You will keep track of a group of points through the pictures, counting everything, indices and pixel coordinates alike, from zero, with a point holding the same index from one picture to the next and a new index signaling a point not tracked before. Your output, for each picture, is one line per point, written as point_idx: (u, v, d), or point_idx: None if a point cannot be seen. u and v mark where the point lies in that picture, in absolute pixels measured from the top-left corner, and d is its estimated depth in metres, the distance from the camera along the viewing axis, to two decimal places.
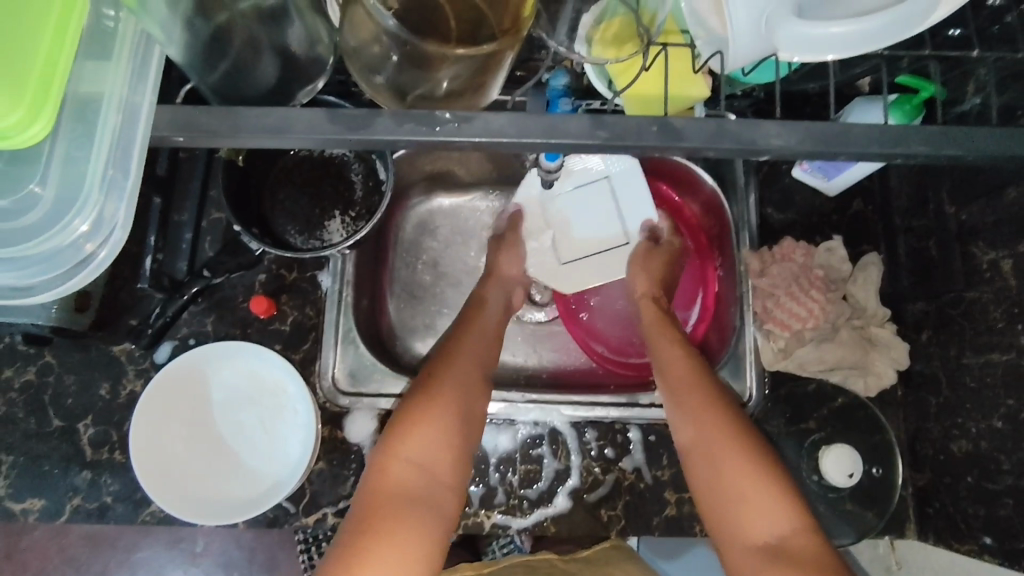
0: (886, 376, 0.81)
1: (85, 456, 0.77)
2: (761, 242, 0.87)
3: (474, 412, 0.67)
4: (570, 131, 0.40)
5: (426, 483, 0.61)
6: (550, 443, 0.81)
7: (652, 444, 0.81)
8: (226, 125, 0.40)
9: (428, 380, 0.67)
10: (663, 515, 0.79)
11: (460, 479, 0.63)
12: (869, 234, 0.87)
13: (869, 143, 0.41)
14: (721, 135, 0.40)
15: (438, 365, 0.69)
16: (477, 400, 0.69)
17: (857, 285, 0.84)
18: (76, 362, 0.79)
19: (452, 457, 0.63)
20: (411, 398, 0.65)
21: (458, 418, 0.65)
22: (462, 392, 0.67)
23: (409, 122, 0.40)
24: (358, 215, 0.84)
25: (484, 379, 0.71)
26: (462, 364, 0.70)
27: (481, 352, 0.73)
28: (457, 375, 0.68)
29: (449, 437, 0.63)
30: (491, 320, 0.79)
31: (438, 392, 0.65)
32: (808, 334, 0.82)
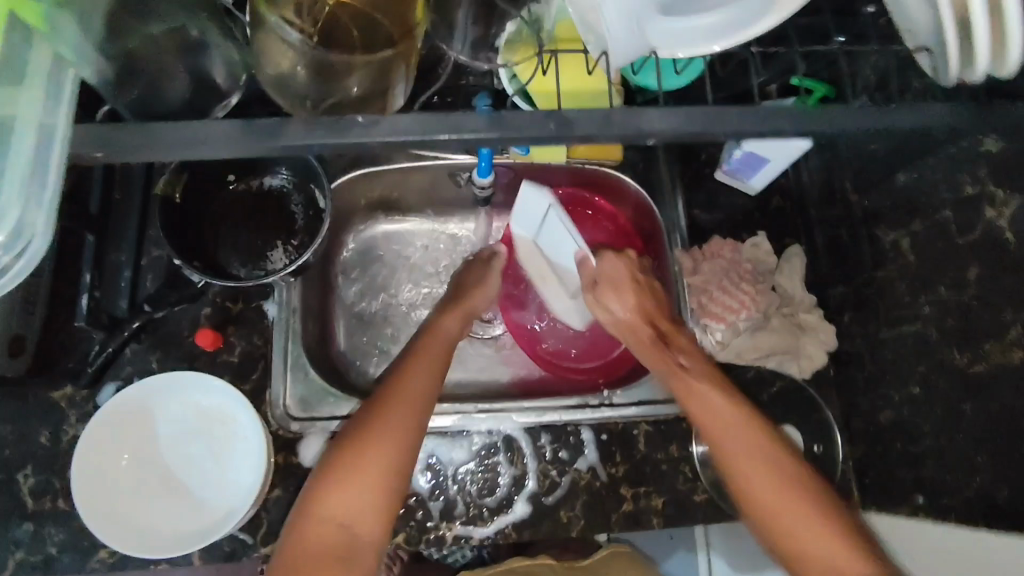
0: (818, 358, 0.86)
1: (26, 508, 0.75)
2: (693, 242, 0.93)
3: (407, 459, 0.67)
4: (469, 126, 0.45)
5: (340, 541, 0.63)
6: (505, 451, 0.82)
7: (604, 443, 0.83)
8: (149, 140, 0.45)
9: (354, 436, 0.66)
10: (622, 511, 0.81)
11: (387, 527, 0.65)
12: (789, 227, 0.93)
13: (739, 124, 0.46)
14: (611, 123, 0.45)
15: (372, 416, 0.67)
16: (408, 445, 0.67)
17: (783, 275, 0.89)
18: (14, 412, 0.77)
19: (373, 510, 0.64)
20: (338, 461, 0.65)
21: (377, 475, 0.65)
22: (387, 444, 0.66)
23: (320, 126, 0.45)
24: (300, 244, 0.86)
25: (421, 420, 0.69)
26: (395, 414, 0.68)
27: (426, 390, 0.71)
28: (386, 430, 0.67)
29: (368, 495, 0.64)
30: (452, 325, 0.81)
31: (359, 449, 0.65)
32: (742, 324, 0.87)
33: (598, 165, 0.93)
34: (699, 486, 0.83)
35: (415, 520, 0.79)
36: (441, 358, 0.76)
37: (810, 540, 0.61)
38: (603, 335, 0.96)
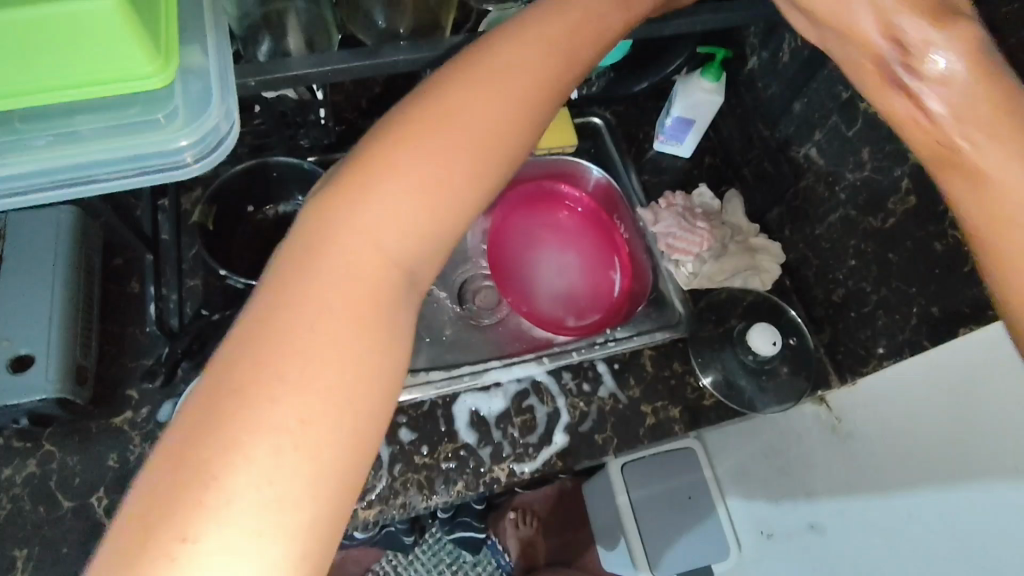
0: (773, 269, 1.03)
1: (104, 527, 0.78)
2: (647, 199, 1.12)
3: (433, 218, 0.43)
4: None
5: (290, 380, 0.36)
6: (535, 394, 0.92)
7: (618, 371, 0.95)
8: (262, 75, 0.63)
9: (306, 275, 0.40)
10: (647, 425, 0.92)
11: (367, 333, 0.39)
12: (723, 177, 1.13)
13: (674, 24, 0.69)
14: None
15: (372, 163, 0.43)
16: (436, 229, 0.44)
17: (729, 213, 1.07)
18: (78, 444, 0.82)
19: (333, 399, 0.37)
20: (319, 236, 0.41)
21: (358, 305, 0.40)
22: (373, 252, 0.41)
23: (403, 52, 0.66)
24: None
25: (443, 190, 0.44)
26: (372, 203, 0.42)
27: (434, 144, 0.44)
28: (386, 201, 0.42)
29: (321, 377, 0.37)
30: (528, 50, 0.49)
31: (277, 320, 0.38)
32: (707, 254, 1.03)
33: (561, 152, 1.10)
34: (705, 392, 0.96)
35: (470, 467, 0.87)
36: (514, 95, 0.48)
37: None
38: (591, 300, 1.10)
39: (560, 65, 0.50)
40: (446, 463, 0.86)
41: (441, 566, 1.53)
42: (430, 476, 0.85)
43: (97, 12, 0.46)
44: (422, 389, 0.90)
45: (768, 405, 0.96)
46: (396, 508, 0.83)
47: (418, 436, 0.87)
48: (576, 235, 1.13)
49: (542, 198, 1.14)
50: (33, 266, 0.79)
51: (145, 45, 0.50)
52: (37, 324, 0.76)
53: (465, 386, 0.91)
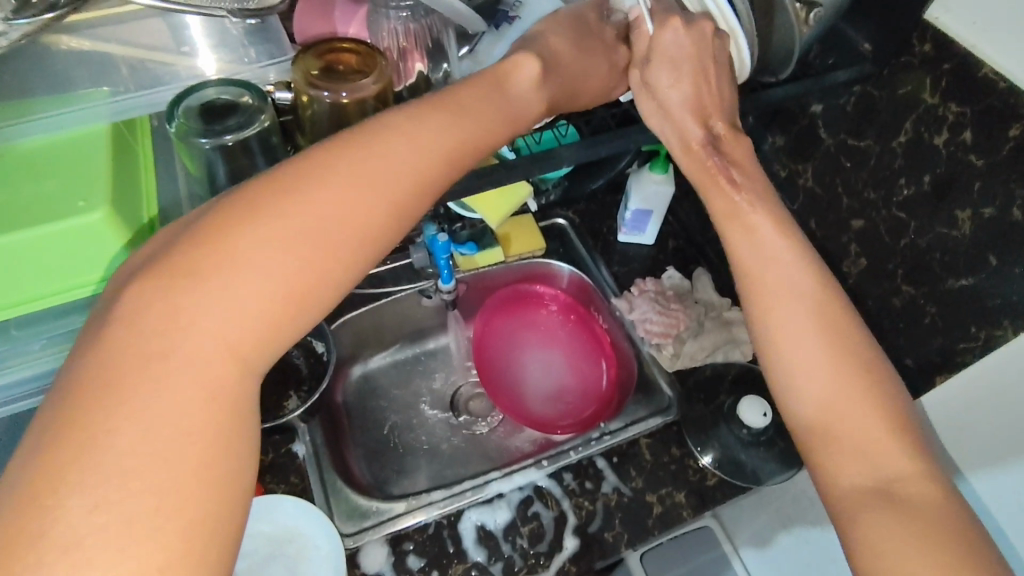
0: (751, 340, 1.06)
1: None
2: (620, 288, 1.16)
3: (268, 313, 0.44)
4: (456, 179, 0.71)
5: (106, 488, 0.36)
6: (539, 499, 0.92)
7: (617, 464, 0.96)
8: None
9: (143, 367, 0.40)
10: (655, 514, 0.91)
11: (196, 432, 0.40)
12: (688, 257, 1.19)
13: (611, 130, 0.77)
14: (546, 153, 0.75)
15: (205, 255, 0.44)
16: (284, 321, 0.45)
17: (699, 291, 1.13)
18: None
19: (162, 497, 0.38)
20: (145, 330, 0.41)
21: (203, 403, 0.41)
22: (218, 343, 0.42)
23: None
24: (309, 386, 1.00)
25: (296, 278, 0.45)
26: (210, 292, 0.43)
27: (288, 233, 0.45)
28: (218, 297, 0.43)
29: (151, 474, 0.38)
30: (395, 153, 0.51)
31: (104, 423, 0.38)
32: (685, 334, 1.07)
33: (531, 256, 1.16)
34: (707, 473, 0.96)
35: None
36: (376, 192, 0.49)
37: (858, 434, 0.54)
38: (579, 396, 1.12)
39: (429, 167, 0.52)
40: None
41: None
42: None
43: (89, 224, 0.58)
44: (425, 511, 0.89)
45: (772, 475, 0.96)
46: None
47: (426, 561, 0.86)
48: (556, 333, 1.18)
49: (518, 300, 1.19)
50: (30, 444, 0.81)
51: (129, 241, 0.62)
52: None
53: (469, 501, 0.91)
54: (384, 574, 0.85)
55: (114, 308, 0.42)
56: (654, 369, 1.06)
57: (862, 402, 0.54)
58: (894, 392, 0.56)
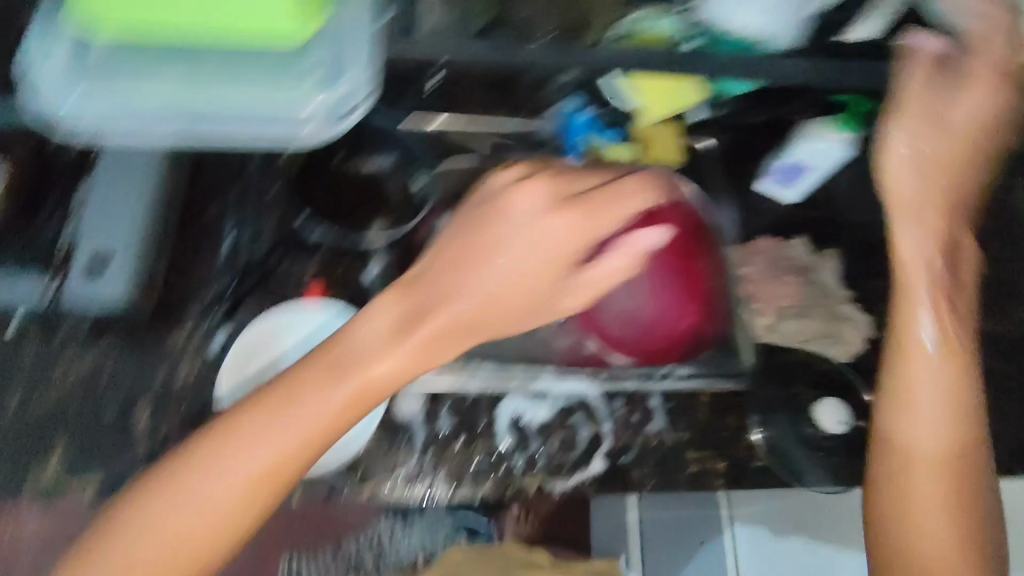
0: (857, 342, 0.97)
1: (141, 442, 0.79)
2: (740, 237, 1.05)
3: (290, 447, 0.72)
4: None
5: (201, 522, 0.71)
6: (582, 412, 0.89)
7: (671, 409, 0.91)
8: None
9: (220, 436, 0.72)
10: (688, 472, 0.88)
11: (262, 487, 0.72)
12: (825, 232, 1.06)
13: None
14: None
15: (291, 382, 0.74)
16: (295, 451, 0.72)
17: (823, 271, 1.01)
18: (131, 355, 0.83)
19: (217, 522, 0.71)
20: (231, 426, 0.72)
21: (266, 480, 0.72)
22: (253, 471, 0.71)
23: None
24: (399, 218, 0.95)
25: (319, 417, 0.72)
26: (271, 427, 0.72)
27: (309, 411, 0.73)
28: (291, 417, 0.72)
29: (212, 505, 0.71)
30: (519, 260, 0.80)
31: (207, 460, 0.71)
32: (789, 310, 0.98)
33: (661, 170, 1.06)
34: (755, 452, 0.91)
35: (502, 471, 0.84)
36: (432, 338, 0.78)
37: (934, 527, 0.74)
38: None
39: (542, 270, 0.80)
40: (478, 462, 0.84)
41: None
42: (460, 470, 0.84)
43: None
44: (469, 381, 0.88)
45: (818, 482, 0.90)
46: (419, 493, 0.82)
47: (456, 427, 0.85)
48: None
49: None
50: (128, 176, 0.84)
51: None
52: (122, 227, 0.81)
53: (515, 387, 0.88)
54: (414, 422, 0.85)
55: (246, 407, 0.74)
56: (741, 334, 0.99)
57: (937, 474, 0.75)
58: (976, 468, 0.76)
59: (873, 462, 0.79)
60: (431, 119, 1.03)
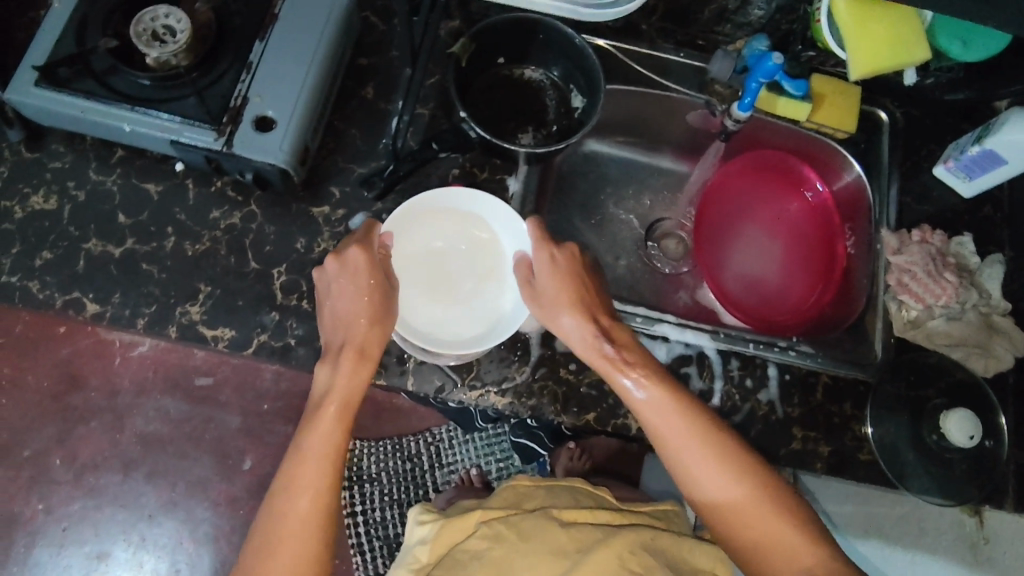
0: (1006, 359, 0.89)
1: (275, 300, 0.83)
2: (899, 223, 0.97)
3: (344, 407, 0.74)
4: None
5: None
6: (697, 365, 0.87)
7: (787, 382, 0.88)
8: None
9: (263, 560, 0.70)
10: (790, 448, 0.86)
11: (326, 495, 0.72)
12: (994, 236, 0.97)
13: None
14: None
15: (291, 469, 0.72)
16: (324, 500, 0.72)
17: (984, 277, 0.93)
18: (278, 217, 0.86)
19: None
20: (267, 536, 0.70)
21: (305, 544, 0.70)
22: (293, 530, 0.70)
23: None
24: (549, 135, 0.94)
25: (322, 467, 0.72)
26: (305, 496, 0.71)
27: (309, 473, 0.71)
28: (314, 472, 0.72)
29: None
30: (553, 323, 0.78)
31: (270, 538, 0.70)
32: (939, 309, 0.90)
33: (829, 133, 0.98)
34: (864, 446, 0.87)
35: (606, 404, 0.84)
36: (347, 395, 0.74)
37: None
38: (778, 300, 1.03)
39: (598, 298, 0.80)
40: (585, 389, 0.84)
41: (491, 459, 1.52)
42: (567, 394, 0.84)
43: None
44: None
45: (924, 490, 0.87)
46: (523, 406, 0.83)
47: (569, 351, 0.85)
48: (794, 231, 1.06)
49: (777, 179, 1.07)
50: (296, 46, 0.84)
51: None
52: (291, 94, 0.82)
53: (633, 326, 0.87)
54: (530, 336, 0.84)
55: (268, 513, 0.71)
56: (876, 324, 0.93)
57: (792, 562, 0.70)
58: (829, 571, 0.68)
59: (711, 510, 0.74)
60: (598, 37, 0.98)
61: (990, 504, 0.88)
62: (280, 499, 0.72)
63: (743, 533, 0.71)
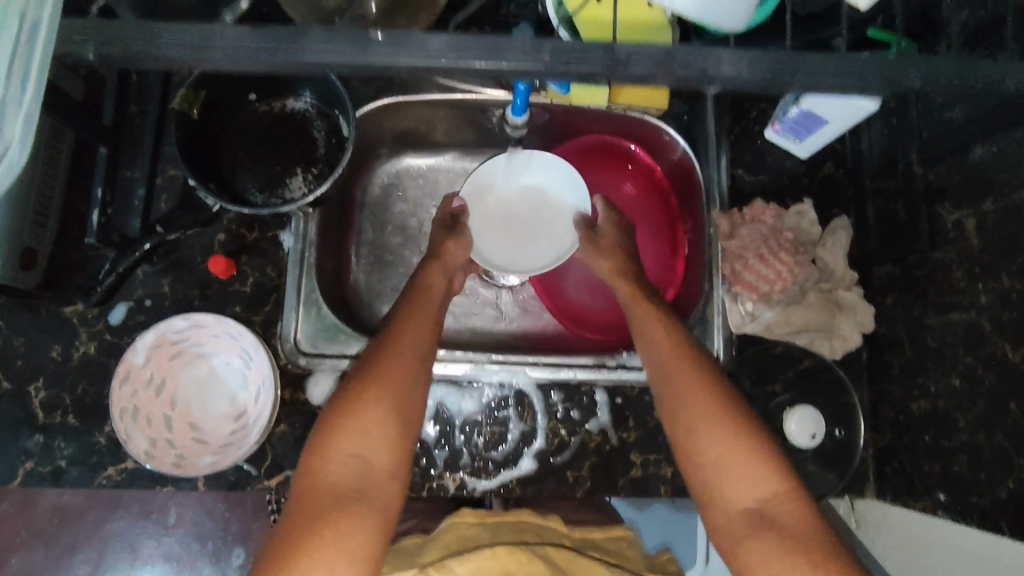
0: (851, 338, 0.82)
1: (37, 420, 0.75)
2: (732, 203, 0.87)
3: (410, 370, 0.63)
4: (517, 42, 0.40)
5: (350, 485, 0.55)
6: (516, 405, 0.80)
7: (618, 406, 0.81)
8: (143, 35, 0.39)
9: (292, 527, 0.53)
10: (629, 476, 0.79)
11: (332, 442, 0.57)
12: (839, 197, 0.87)
13: (821, 69, 0.41)
14: (672, 60, 0.40)
15: (342, 400, 0.59)
16: (384, 452, 0.58)
17: (826, 248, 0.84)
18: (26, 325, 0.77)
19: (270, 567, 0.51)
20: (315, 470, 0.56)
21: (317, 501, 0.54)
22: (316, 492, 0.54)
23: (342, 41, 0.40)
24: (320, 173, 0.81)
25: (387, 418, 0.59)
26: (340, 454, 0.56)
27: (372, 421, 0.58)
28: (361, 415, 0.58)
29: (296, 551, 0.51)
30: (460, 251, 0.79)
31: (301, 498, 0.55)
32: (776, 296, 0.82)
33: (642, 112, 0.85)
34: None
35: (420, 466, 0.78)
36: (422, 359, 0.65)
37: (744, 495, 0.56)
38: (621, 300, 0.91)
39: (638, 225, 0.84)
40: None
41: None
42: None
43: None
44: None
45: None
46: None
47: None
48: (634, 216, 0.94)
49: (606, 159, 0.93)
50: None
51: None
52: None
53: (439, 375, 0.79)
54: None
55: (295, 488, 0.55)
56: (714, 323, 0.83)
57: (722, 436, 0.58)
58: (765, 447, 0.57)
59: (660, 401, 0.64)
60: None
61: (852, 494, 0.82)
62: (310, 471, 0.56)
63: (666, 386, 0.64)
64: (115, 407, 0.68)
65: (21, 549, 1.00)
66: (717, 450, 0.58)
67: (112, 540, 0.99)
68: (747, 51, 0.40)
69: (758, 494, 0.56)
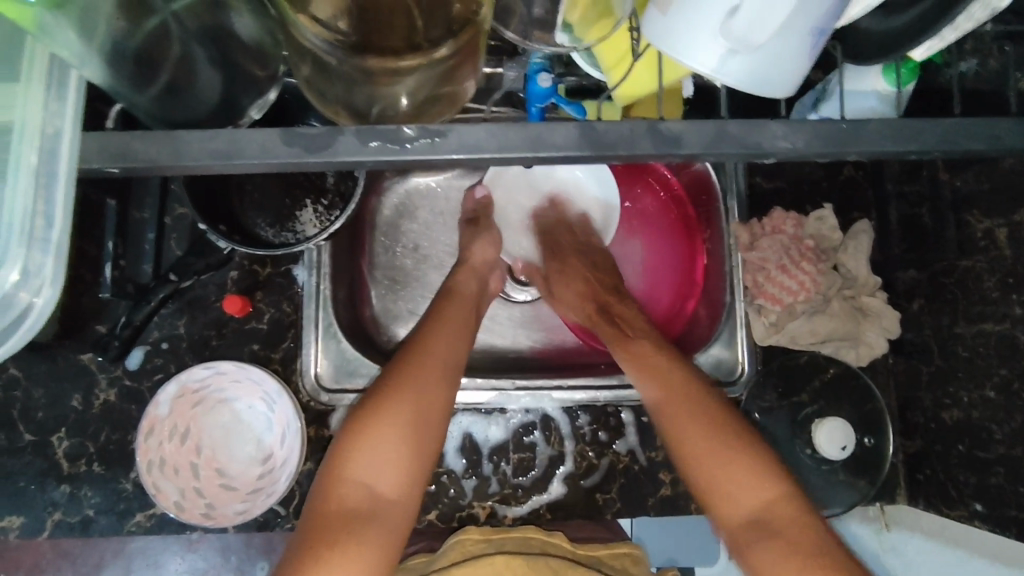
0: (877, 345, 0.81)
1: (61, 470, 0.75)
2: (750, 213, 0.85)
3: (429, 386, 0.63)
4: (557, 141, 0.38)
5: (359, 501, 0.57)
6: (542, 430, 0.80)
7: (644, 425, 0.80)
8: (168, 152, 0.37)
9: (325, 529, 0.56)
10: (659, 495, 0.79)
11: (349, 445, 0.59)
12: (859, 200, 0.85)
13: (877, 139, 0.39)
14: (723, 138, 0.38)
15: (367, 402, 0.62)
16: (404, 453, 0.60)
17: (848, 254, 0.82)
18: (44, 375, 0.76)
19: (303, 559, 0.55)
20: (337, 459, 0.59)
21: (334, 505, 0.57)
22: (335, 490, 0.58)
23: (377, 139, 0.38)
24: (331, 204, 0.80)
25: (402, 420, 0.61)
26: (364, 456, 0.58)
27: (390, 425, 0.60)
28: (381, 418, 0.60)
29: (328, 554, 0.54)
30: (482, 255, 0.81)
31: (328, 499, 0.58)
32: (800, 307, 0.80)
33: None
34: None
35: (448, 497, 0.78)
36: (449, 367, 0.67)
37: (749, 494, 0.57)
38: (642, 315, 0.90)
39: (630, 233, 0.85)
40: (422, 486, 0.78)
41: None
42: None
43: None
44: None
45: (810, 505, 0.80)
46: None
47: None
48: (652, 228, 0.92)
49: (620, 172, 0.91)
50: None
51: None
52: None
53: (463, 405, 0.79)
54: None
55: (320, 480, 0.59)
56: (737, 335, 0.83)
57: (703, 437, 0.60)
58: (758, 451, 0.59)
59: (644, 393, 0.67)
60: None
61: (883, 499, 0.82)
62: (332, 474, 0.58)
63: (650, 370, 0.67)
64: (140, 462, 0.69)
65: (49, 571, 1.00)
66: (706, 439, 0.60)
67: (137, 563, 0.98)
68: (802, 125, 0.38)
69: (760, 499, 0.57)
